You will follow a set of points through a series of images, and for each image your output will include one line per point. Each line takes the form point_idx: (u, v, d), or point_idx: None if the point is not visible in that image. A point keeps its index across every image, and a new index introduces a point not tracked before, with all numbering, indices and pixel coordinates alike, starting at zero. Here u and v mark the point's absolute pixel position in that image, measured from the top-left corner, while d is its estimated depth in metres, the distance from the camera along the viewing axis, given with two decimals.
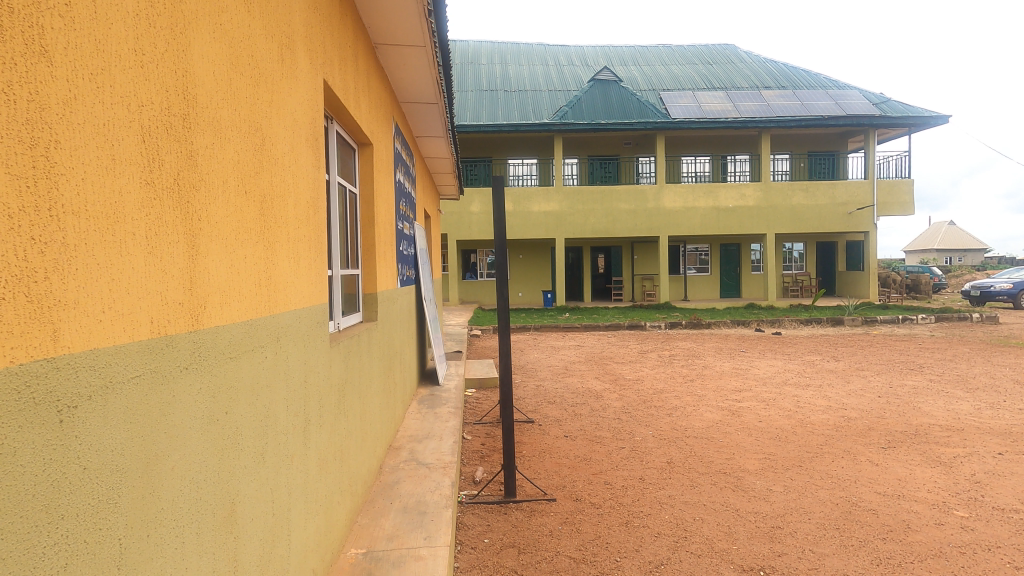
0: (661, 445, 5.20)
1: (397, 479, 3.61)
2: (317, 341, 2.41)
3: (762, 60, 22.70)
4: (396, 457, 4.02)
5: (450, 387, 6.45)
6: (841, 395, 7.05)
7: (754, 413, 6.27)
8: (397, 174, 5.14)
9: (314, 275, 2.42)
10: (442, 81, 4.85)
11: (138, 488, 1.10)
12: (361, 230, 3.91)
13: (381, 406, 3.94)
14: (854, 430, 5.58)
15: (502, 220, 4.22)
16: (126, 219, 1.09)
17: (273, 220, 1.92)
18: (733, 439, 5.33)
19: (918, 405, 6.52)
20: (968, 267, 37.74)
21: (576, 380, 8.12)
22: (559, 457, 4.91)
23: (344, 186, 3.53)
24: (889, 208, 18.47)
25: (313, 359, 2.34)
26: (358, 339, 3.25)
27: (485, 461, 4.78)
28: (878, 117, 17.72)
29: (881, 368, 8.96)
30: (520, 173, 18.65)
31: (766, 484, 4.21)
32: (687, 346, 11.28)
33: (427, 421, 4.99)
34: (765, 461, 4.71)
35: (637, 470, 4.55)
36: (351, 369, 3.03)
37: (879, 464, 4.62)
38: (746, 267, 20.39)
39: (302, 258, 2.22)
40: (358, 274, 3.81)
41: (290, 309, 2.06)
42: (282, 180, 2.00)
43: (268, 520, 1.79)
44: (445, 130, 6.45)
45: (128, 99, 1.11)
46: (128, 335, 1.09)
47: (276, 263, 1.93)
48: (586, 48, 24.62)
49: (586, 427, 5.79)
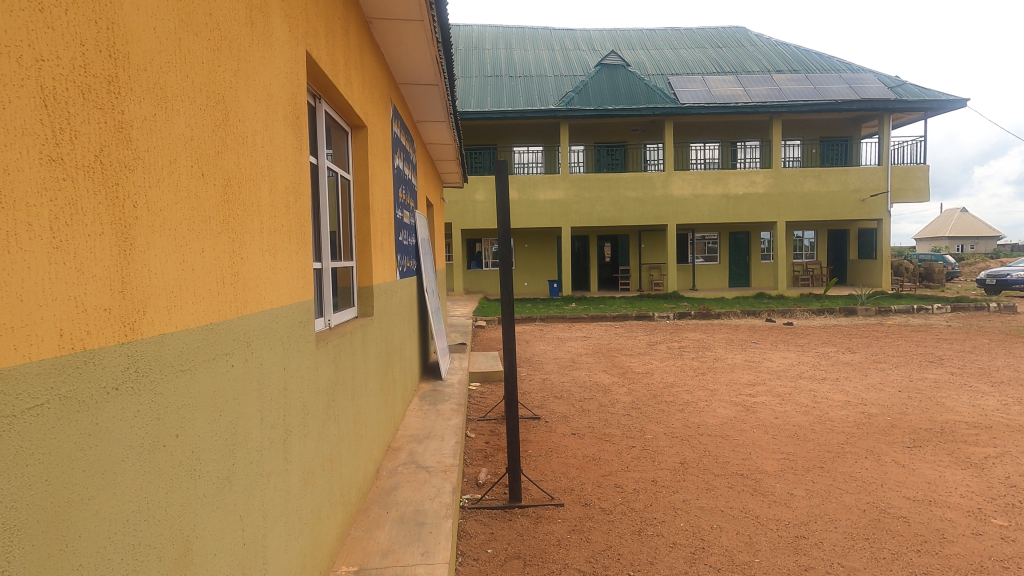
0: (673, 444, 4.96)
1: (396, 485, 3.39)
2: (300, 343, 2.17)
3: (773, 42, 22.10)
4: (394, 459, 3.80)
5: (453, 382, 6.23)
6: (859, 390, 6.77)
7: (770, 409, 6.00)
8: (395, 159, 4.87)
9: (297, 268, 2.16)
10: (443, 60, 4.58)
11: (40, 544, 0.89)
12: (356, 222, 3.65)
13: (378, 407, 3.72)
14: (875, 427, 5.31)
15: (507, 208, 3.94)
16: (13, 205, 0.84)
17: (243, 206, 1.67)
18: (749, 438, 5.08)
19: (941, 400, 6.24)
20: (979, 254, 37.16)
21: (584, 373, 7.90)
22: (566, 456, 4.69)
23: (334, 171, 3.26)
24: (904, 195, 18.00)
25: (294, 362, 2.09)
26: (350, 335, 3.01)
27: (489, 461, 4.56)
28: (893, 101, 17.27)
29: (899, 360, 8.64)
30: (525, 160, 18.34)
31: (786, 488, 3.98)
32: (697, 337, 11.00)
33: (428, 419, 4.76)
34: (784, 462, 4.46)
35: (649, 471, 4.33)
36: (342, 370, 2.80)
37: (906, 466, 4.35)
38: (757, 256, 19.94)
39: (280, 252, 1.97)
40: (353, 266, 3.55)
41: (264, 308, 1.81)
42: (253, 161, 1.75)
43: (237, 551, 1.57)
44: (447, 114, 6.15)
45: (18, 51, 0.86)
46: (23, 355, 0.87)
47: (248, 258, 1.70)
48: (593, 32, 24.07)
49: (594, 424, 5.57)
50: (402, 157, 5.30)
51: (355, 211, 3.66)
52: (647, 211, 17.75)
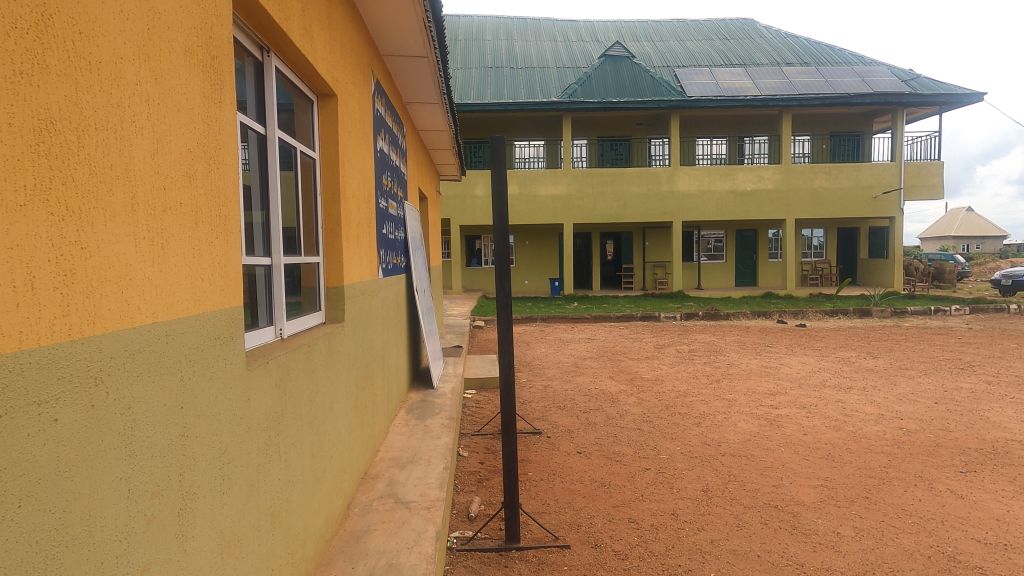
0: (693, 466, 4.36)
1: (367, 527, 2.80)
2: (215, 367, 1.57)
3: (782, 35, 21.43)
4: (370, 492, 3.21)
5: (445, 390, 5.65)
6: (891, 402, 6.15)
7: (796, 424, 5.42)
8: (379, 141, 4.28)
9: (213, 264, 1.56)
10: (432, 25, 3.98)
11: None
12: (323, 208, 3.04)
13: (349, 430, 3.12)
14: (918, 447, 4.71)
15: (503, 197, 3.35)
16: None
17: (92, 167, 1.08)
18: (778, 459, 4.50)
19: (985, 415, 5.64)
20: (987, 254, 36.26)
21: (588, 380, 7.30)
22: (571, 481, 4.10)
23: (291, 144, 2.67)
24: (917, 192, 17.43)
25: (201, 393, 1.48)
26: (307, 349, 2.41)
27: (483, 487, 3.98)
28: (907, 95, 16.66)
29: (927, 367, 8.03)
30: (527, 155, 17.79)
31: (829, 525, 3.39)
32: (707, 340, 10.41)
33: (414, 438, 4.15)
34: (822, 491, 3.87)
35: (667, 502, 3.73)
36: (291, 392, 2.19)
37: (965, 497, 3.76)
38: (764, 254, 19.37)
39: (176, 237, 1.37)
40: (318, 262, 2.94)
41: (138, 323, 1.21)
42: (113, 104, 1.15)
43: None
44: (439, 95, 5.55)
45: None
46: None
47: (103, 248, 1.10)
48: (597, 23, 23.40)
49: (602, 441, 4.97)
50: (387, 139, 4.71)
51: (323, 195, 3.05)
52: (651, 207, 17.19)
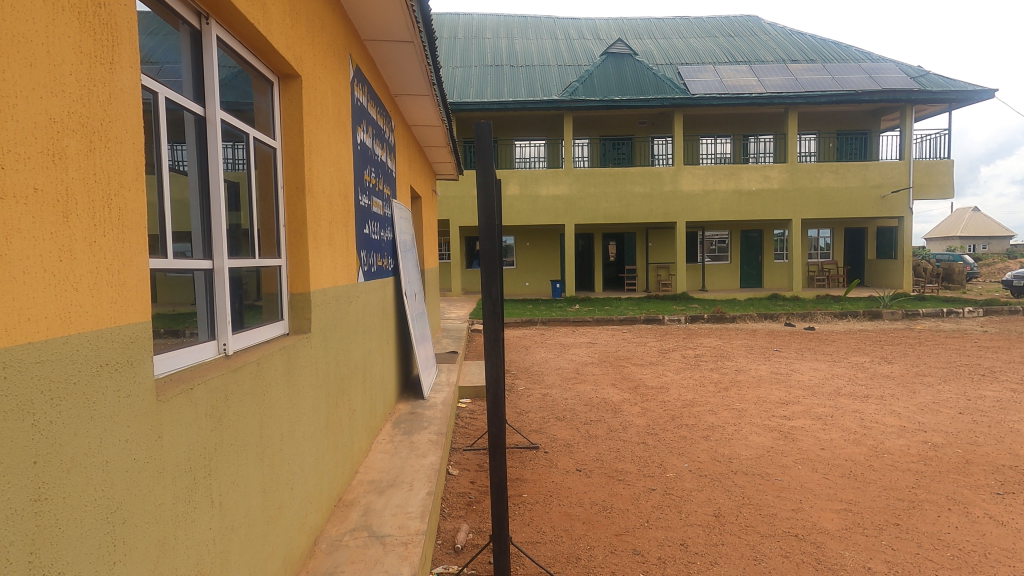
0: (702, 486, 4.00)
1: (334, 570, 2.44)
2: (104, 400, 1.22)
3: (787, 31, 21.07)
4: (342, 523, 2.86)
5: (436, 401, 5.31)
6: (912, 412, 5.78)
7: (812, 437, 5.04)
8: (359, 132, 3.93)
9: (97, 269, 1.21)
10: (415, 5, 3.63)
11: None
12: (287, 204, 2.69)
13: (318, 455, 2.77)
14: (948, 465, 4.33)
15: (490, 191, 2.95)
16: None
17: None
18: (796, 477, 4.13)
19: (1014, 427, 5.25)
20: (996, 255, 35.93)
21: (590, 388, 6.93)
22: (569, 504, 3.74)
23: (242, 131, 2.32)
24: (926, 192, 17.04)
25: (74, 436, 1.13)
26: (255, 367, 2.06)
27: (473, 512, 3.62)
28: (916, 91, 16.24)
29: (946, 373, 7.63)
30: (528, 155, 17.49)
31: (857, 558, 3.03)
32: (713, 344, 10.03)
33: (397, 457, 3.79)
34: (847, 516, 3.50)
35: (676, 530, 3.37)
36: (231, 420, 1.83)
37: (1007, 524, 3.38)
38: (769, 255, 19.01)
39: (26, 235, 1.03)
40: (279, 265, 2.61)
41: None
42: None
43: None
44: (429, 86, 5.19)
45: None
46: None
47: None
48: (598, 22, 23.06)
49: (603, 457, 4.60)
50: (371, 130, 4.35)
51: (286, 190, 2.70)
52: (654, 207, 16.78)
